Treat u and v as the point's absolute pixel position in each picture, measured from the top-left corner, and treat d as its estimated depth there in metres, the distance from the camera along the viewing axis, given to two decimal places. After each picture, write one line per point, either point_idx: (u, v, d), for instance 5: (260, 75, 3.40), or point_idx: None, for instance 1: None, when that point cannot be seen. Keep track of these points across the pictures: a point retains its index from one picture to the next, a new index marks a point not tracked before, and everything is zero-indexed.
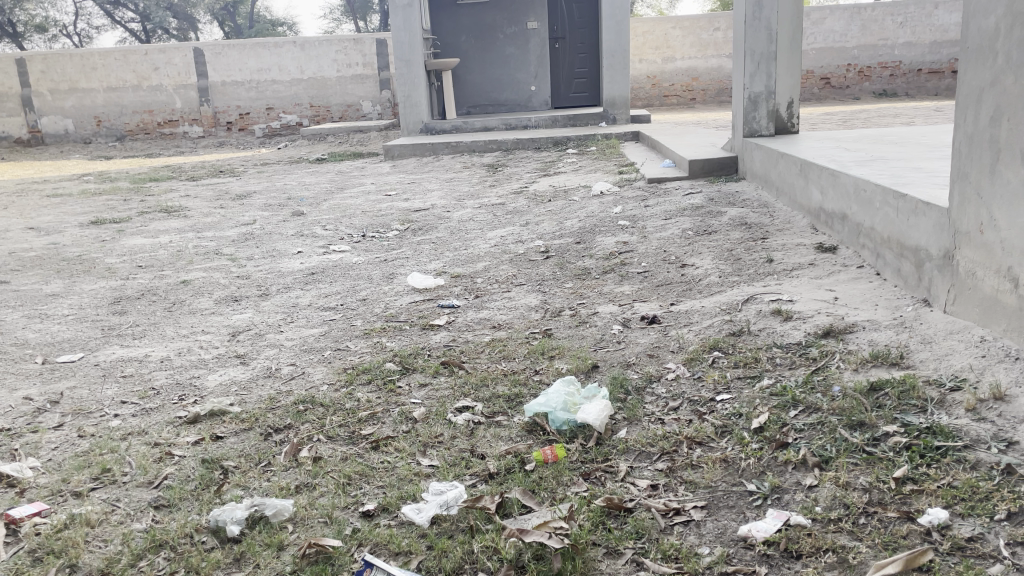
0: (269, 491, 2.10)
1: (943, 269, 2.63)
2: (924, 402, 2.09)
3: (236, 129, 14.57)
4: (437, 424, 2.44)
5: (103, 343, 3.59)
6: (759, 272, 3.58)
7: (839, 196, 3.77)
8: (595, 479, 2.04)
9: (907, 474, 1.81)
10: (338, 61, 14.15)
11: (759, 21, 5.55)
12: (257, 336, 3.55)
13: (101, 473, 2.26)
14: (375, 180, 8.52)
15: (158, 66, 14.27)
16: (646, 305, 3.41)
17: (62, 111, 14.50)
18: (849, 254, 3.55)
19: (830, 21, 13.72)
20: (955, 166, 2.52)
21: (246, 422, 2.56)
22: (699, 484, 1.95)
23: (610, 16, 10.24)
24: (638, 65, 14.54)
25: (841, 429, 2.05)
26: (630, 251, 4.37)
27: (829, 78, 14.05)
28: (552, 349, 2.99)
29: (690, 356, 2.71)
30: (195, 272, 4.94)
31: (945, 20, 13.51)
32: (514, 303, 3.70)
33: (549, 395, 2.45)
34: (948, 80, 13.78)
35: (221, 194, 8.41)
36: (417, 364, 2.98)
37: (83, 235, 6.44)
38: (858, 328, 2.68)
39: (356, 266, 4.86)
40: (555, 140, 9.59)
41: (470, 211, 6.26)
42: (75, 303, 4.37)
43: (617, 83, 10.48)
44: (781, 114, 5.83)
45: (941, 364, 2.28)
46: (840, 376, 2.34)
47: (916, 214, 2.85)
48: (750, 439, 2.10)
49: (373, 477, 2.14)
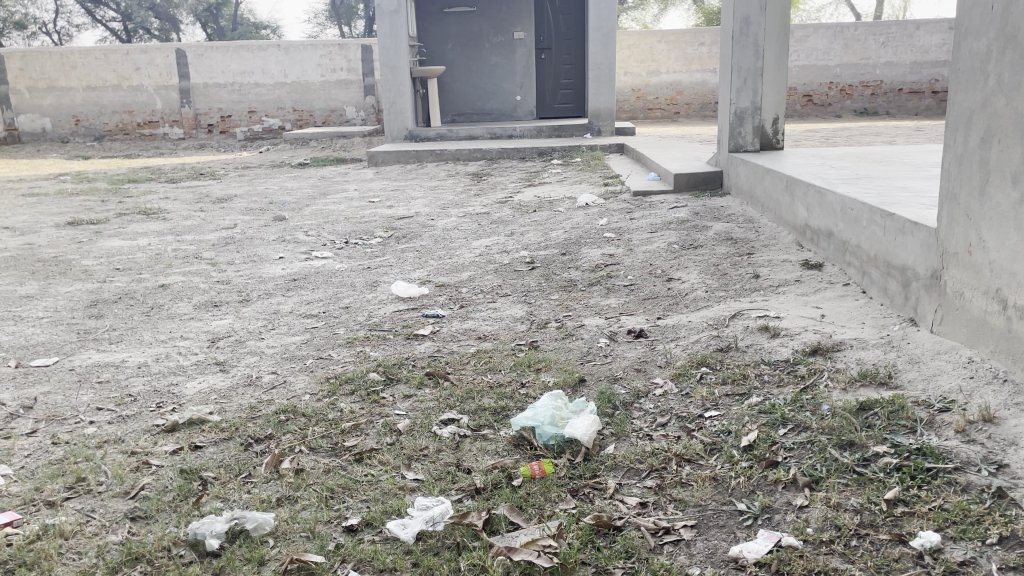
0: (250, 504, 2.05)
1: (930, 289, 2.63)
2: (914, 423, 2.08)
3: (217, 131, 14.45)
4: (422, 437, 2.40)
5: (79, 348, 3.51)
6: (746, 288, 3.58)
7: (825, 213, 3.78)
8: (583, 495, 2.01)
9: (898, 496, 1.80)
10: (322, 65, 14.08)
11: (746, 37, 5.58)
12: (237, 343, 3.49)
13: (75, 482, 2.20)
14: (358, 187, 8.47)
15: (139, 66, 14.13)
16: (633, 318, 3.40)
17: (40, 109, 14.34)
18: (835, 271, 3.56)
19: (814, 39, 13.87)
20: (944, 187, 2.53)
21: (226, 432, 2.50)
22: (689, 503, 1.93)
23: (597, 28, 10.27)
24: (623, 78, 14.61)
25: (831, 449, 2.04)
26: (616, 264, 4.35)
27: (811, 95, 14.20)
28: (538, 362, 2.96)
29: (678, 372, 2.69)
30: (174, 276, 4.87)
31: (926, 41, 13.69)
32: (500, 314, 3.68)
33: (536, 409, 2.42)
34: (927, 100, 13.96)
35: (201, 197, 8.32)
36: (402, 374, 2.94)
37: (59, 236, 6.34)
38: (845, 346, 2.68)
39: (339, 273, 4.81)
40: (540, 150, 9.60)
41: (454, 220, 6.23)
42: (49, 305, 4.29)
43: (603, 95, 10.51)
44: (766, 130, 5.85)
45: (930, 384, 2.27)
46: (829, 395, 2.33)
47: (903, 233, 2.86)
48: (739, 457, 2.09)
49: (357, 490, 2.10)
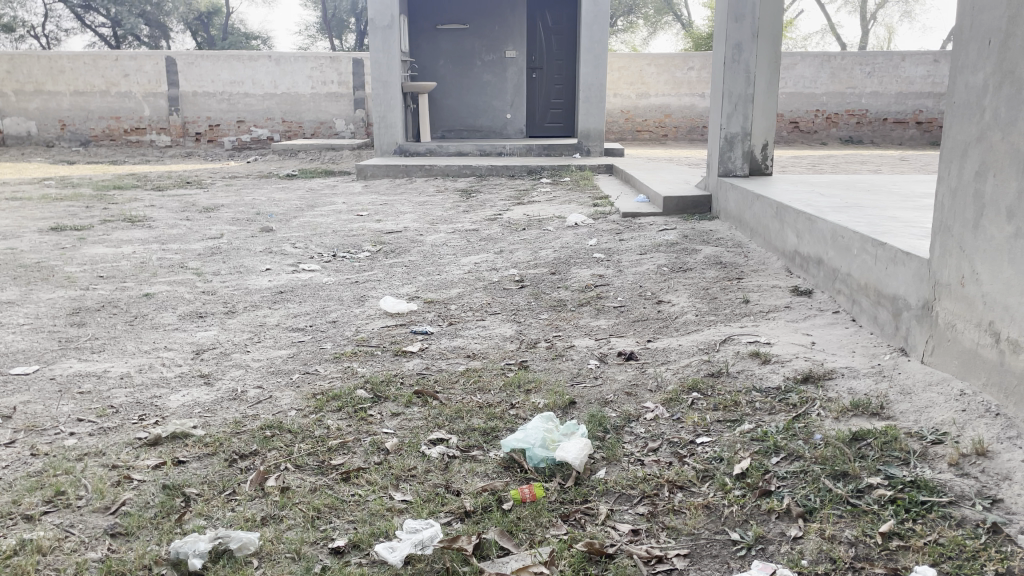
0: (234, 522, 2.00)
1: (922, 320, 2.64)
2: (907, 455, 2.07)
3: (205, 140, 14.38)
4: (411, 457, 2.37)
5: (60, 357, 3.45)
6: (736, 312, 3.58)
7: (815, 240, 3.79)
8: (574, 521, 1.99)
9: (893, 530, 1.79)
10: (313, 77, 14.08)
11: (737, 64, 5.63)
12: (222, 356, 3.45)
13: (54, 496, 2.14)
14: (347, 200, 8.43)
15: (128, 72, 14.06)
16: (623, 341, 3.38)
17: (26, 113, 14.22)
18: (825, 298, 3.57)
19: (801, 67, 14.04)
20: (937, 219, 2.54)
21: (210, 447, 2.46)
22: (681, 531, 1.91)
23: (588, 49, 10.34)
24: (612, 99, 14.71)
25: (824, 479, 2.03)
26: (606, 285, 4.35)
27: (797, 122, 14.36)
28: (528, 382, 2.94)
29: (669, 397, 2.68)
30: (159, 285, 4.81)
31: (911, 72, 13.86)
32: (489, 332, 3.65)
33: (527, 431, 2.39)
34: (912, 131, 14.13)
35: (187, 206, 8.25)
36: (390, 392, 2.90)
37: (42, 241, 6.25)
38: (837, 375, 2.68)
39: (327, 286, 4.77)
40: (530, 169, 9.60)
41: (443, 236, 6.21)
42: (31, 312, 4.22)
43: (593, 115, 10.56)
44: (755, 156, 5.89)
45: (922, 416, 2.27)
46: (821, 425, 2.32)
47: (895, 263, 2.87)
48: (732, 485, 2.07)
49: (344, 511, 2.06)
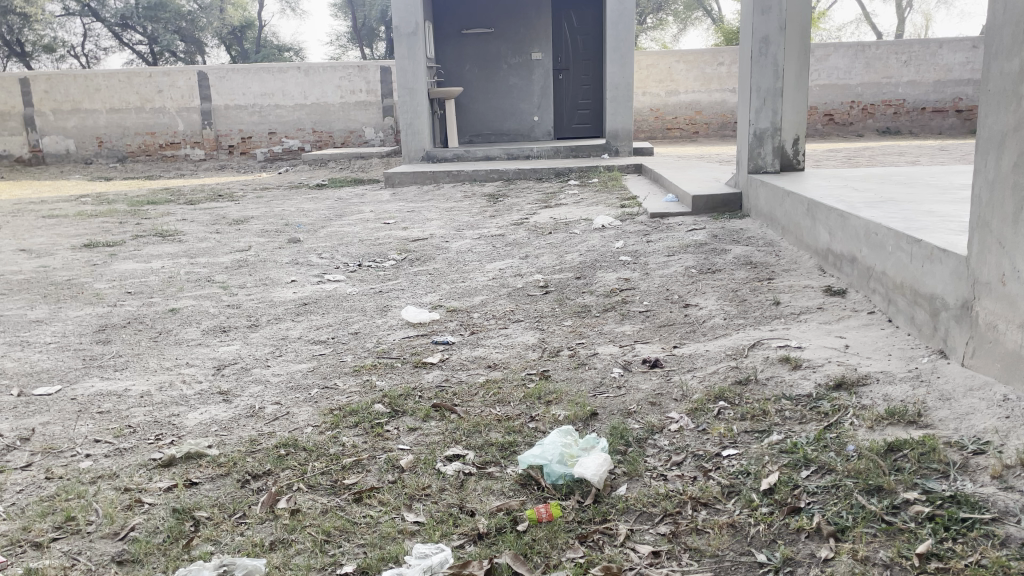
0: (242, 548, 1.95)
1: (961, 319, 2.50)
2: (946, 467, 1.95)
3: (238, 152, 14.53)
4: (425, 475, 2.30)
5: (83, 375, 3.45)
6: (765, 315, 3.47)
7: (848, 237, 3.66)
8: (591, 543, 1.90)
9: (931, 550, 1.67)
10: (342, 87, 14.18)
11: (764, 57, 5.49)
12: (243, 371, 3.42)
13: (65, 521, 2.11)
14: (375, 208, 8.43)
15: (161, 88, 14.28)
16: (648, 347, 3.28)
17: (63, 131, 14.48)
18: (859, 297, 3.43)
19: (834, 58, 13.75)
20: (975, 213, 2.40)
21: (224, 467, 2.42)
22: (705, 552, 1.81)
23: (614, 48, 10.20)
24: (641, 98, 14.56)
25: (857, 494, 1.92)
26: (631, 289, 4.25)
27: (832, 114, 14.03)
28: (549, 394, 2.85)
29: (694, 406, 2.57)
30: (185, 300, 4.83)
31: (949, 59, 13.52)
32: (511, 341, 3.57)
33: (545, 446, 2.30)
34: (951, 119, 13.75)
35: (217, 219, 8.31)
36: (407, 407, 2.84)
37: (75, 258, 6.32)
38: (871, 380, 2.55)
39: (351, 297, 4.74)
40: (557, 171, 9.50)
41: (469, 242, 6.16)
42: (58, 330, 4.24)
43: (620, 116, 10.43)
44: (786, 151, 5.73)
45: (963, 424, 2.14)
46: (855, 435, 2.20)
47: (932, 260, 2.73)
48: (759, 502, 1.96)
49: (355, 534, 2.00)
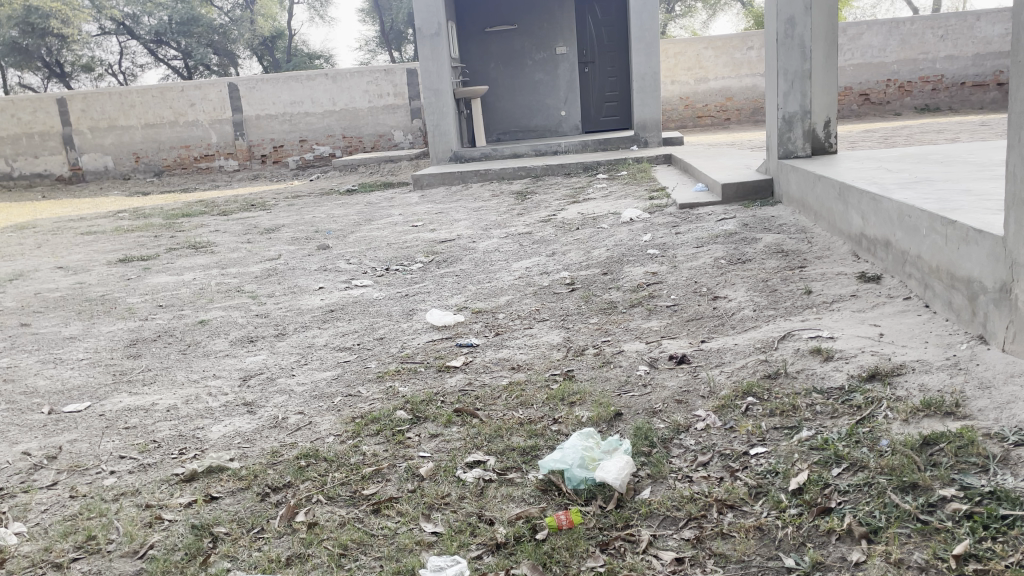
0: (258, 564, 1.93)
1: (999, 303, 2.38)
2: (985, 460, 1.85)
3: (271, 161, 14.66)
4: (445, 483, 2.25)
5: (112, 391, 3.47)
6: (797, 305, 3.36)
7: (881, 221, 3.53)
8: (613, 550, 1.84)
9: (969, 551, 1.58)
10: (370, 91, 14.22)
11: (791, 40, 5.34)
12: (268, 381, 3.41)
13: (85, 541, 2.12)
14: (403, 211, 8.43)
15: (194, 101, 14.47)
16: (674, 343, 3.19)
17: (101, 149, 14.76)
18: (895, 283, 3.31)
19: (868, 35, 13.41)
20: (1011, 191, 2.27)
21: (244, 480, 2.40)
22: (730, 557, 1.75)
23: (639, 38, 10.07)
24: (670, 87, 14.38)
25: (891, 493, 1.83)
26: (659, 283, 4.15)
27: (868, 94, 13.69)
28: (572, 394, 2.79)
29: (722, 403, 2.49)
30: (215, 311, 4.86)
31: (987, 31, 13.13)
32: (536, 341, 3.52)
33: (565, 450, 2.23)
34: (993, 93, 13.33)
35: (249, 228, 8.38)
36: (429, 412, 2.80)
37: (110, 274, 6.42)
38: (907, 370, 2.44)
39: (376, 301, 4.72)
40: (585, 165, 9.39)
41: (495, 241, 6.11)
42: (90, 346, 4.29)
43: (648, 106, 10.30)
44: (817, 135, 5.57)
45: (1003, 414, 2.03)
46: (888, 429, 2.11)
47: (967, 242, 2.61)
48: (788, 503, 1.88)
49: (372, 546, 1.97)
